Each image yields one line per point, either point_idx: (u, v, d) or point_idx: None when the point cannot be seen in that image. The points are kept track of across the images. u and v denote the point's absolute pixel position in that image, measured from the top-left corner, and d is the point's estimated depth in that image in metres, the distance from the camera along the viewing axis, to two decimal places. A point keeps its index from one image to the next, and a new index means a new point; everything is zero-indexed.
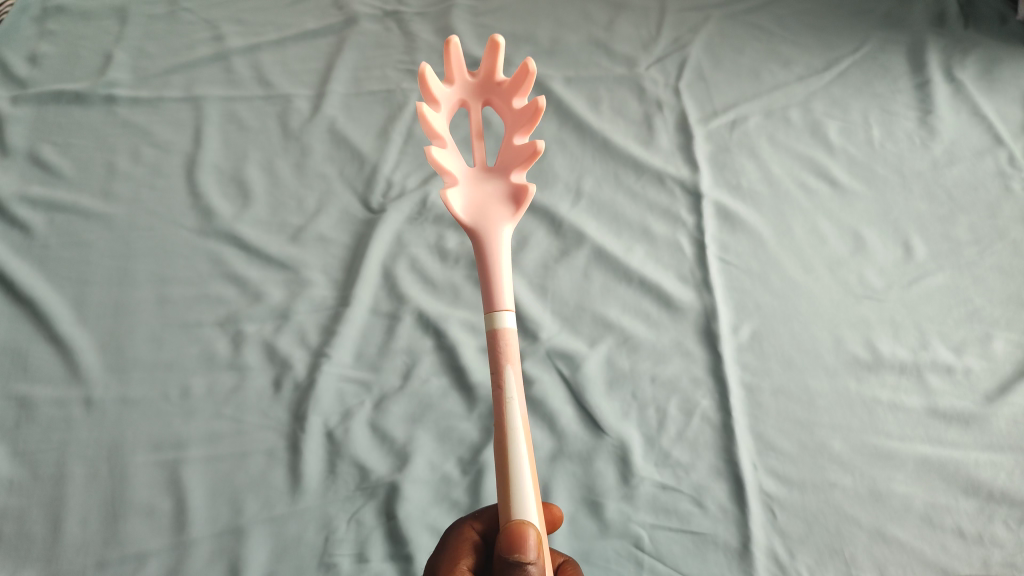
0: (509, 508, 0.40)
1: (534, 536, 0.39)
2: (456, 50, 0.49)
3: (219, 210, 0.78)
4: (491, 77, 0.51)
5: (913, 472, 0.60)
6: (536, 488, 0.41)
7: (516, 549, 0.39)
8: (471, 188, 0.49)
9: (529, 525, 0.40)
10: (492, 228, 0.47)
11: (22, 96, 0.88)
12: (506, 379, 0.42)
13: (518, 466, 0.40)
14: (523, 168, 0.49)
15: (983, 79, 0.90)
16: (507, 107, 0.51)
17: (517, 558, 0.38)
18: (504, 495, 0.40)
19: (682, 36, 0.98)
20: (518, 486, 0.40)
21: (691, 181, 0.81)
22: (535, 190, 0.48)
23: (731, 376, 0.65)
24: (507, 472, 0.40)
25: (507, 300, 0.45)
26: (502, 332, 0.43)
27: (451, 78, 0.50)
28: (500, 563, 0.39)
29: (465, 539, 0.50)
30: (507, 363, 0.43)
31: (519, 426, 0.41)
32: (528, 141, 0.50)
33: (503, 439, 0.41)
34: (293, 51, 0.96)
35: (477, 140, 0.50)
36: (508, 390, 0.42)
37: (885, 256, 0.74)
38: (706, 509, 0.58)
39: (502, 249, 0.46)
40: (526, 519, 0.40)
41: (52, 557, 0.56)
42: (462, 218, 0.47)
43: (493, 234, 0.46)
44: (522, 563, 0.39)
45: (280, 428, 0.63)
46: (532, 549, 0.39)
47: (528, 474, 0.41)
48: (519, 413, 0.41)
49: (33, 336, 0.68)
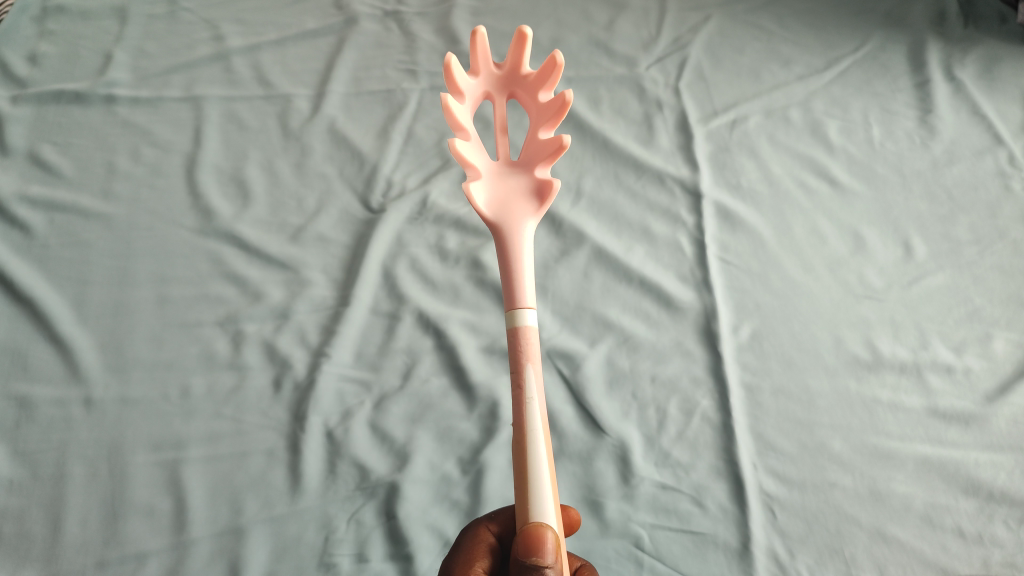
0: (527, 509, 0.40)
1: (552, 539, 0.39)
2: (483, 40, 0.49)
3: (219, 209, 0.78)
4: (518, 68, 0.51)
5: (913, 472, 0.60)
6: (554, 490, 0.41)
7: (534, 553, 0.39)
8: (494, 182, 0.49)
9: (547, 528, 0.40)
10: (515, 224, 0.47)
11: (22, 96, 0.88)
12: (525, 378, 0.42)
13: (537, 469, 0.40)
14: (547, 162, 0.49)
15: (983, 79, 0.90)
16: (532, 100, 0.51)
17: (534, 561, 0.39)
18: (522, 497, 0.40)
19: (682, 35, 0.98)
20: (536, 489, 0.40)
21: (691, 181, 0.81)
22: (559, 186, 0.48)
23: (731, 375, 0.65)
24: (525, 473, 0.41)
25: (528, 298, 0.44)
26: (523, 331, 0.43)
27: (476, 69, 0.50)
28: (517, 567, 0.39)
29: (481, 542, 0.50)
30: (528, 362, 0.42)
31: (539, 428, 0.41)
32: (552, 135, 0.50)
33: (523, 441, 0.41)
34: (292, 51, 0.96)
35: (501, 133, 0.50)
36: (528, 390, 0.42)
37: (885, 256, 0.74)
38: (706, 509, 0.58)
39: (524, 246, 0.46)
40: (544, 522, 0.40)
41: (52, 557, 0.56)
42: (484, 212, 0.47)
43: (516, 231, 0.47)
44: (539, 567, 0.39)
45: (280, 428, 0.63)
46: (549, 553, 0.39)
47: (547, 476, 0.41)
48: (538, 412, 0.41)
49: (32, 336, 0.68)
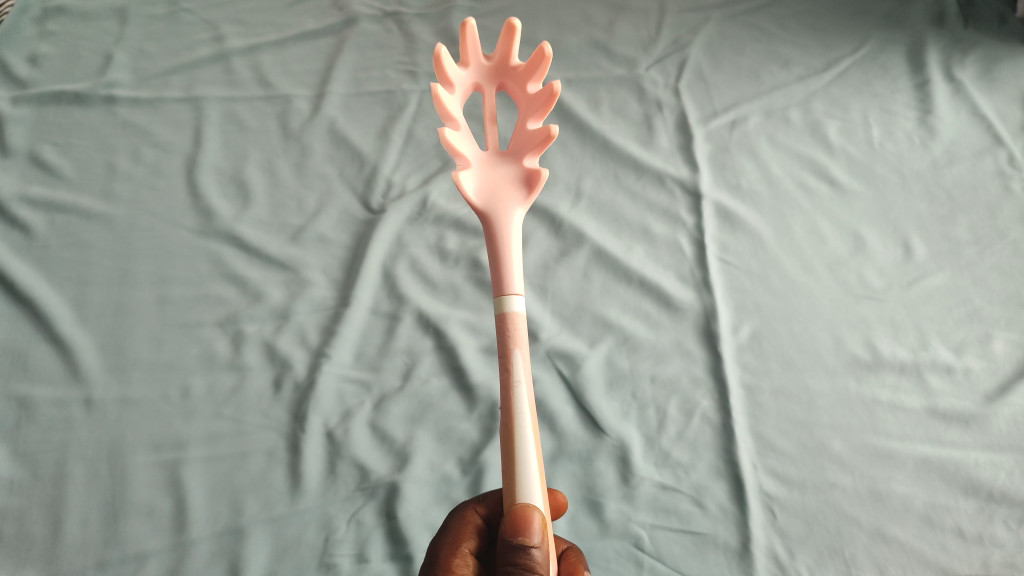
0: (514, 491, 0.41)
1: (539, 520, 0.40)
2: (472, 33, 0.49)
3: (220, 210, 0.78)
4: (506, 62, 0.51)
5: (913, 471, 0.60)
6: (541, 472, 0.41)
7: (521, 533, 0.40)
8: (483, 171, 0.50)
9: (534, 509, 0.40)
10: (504, 213, 0.47)
11: (22, 96, 0.88)
12: (513, 362, 0.42)
13: (524, 450, 0.41)
14: (536, 152, 0.49)
15: (982, 79, 0.90)
16: (521, 91, 0.51)
17: (521, 541, 0.40)
18: (509, 479, 0.41)
19: (682, 36, 0.98)
20: (523, 471, 0.41)
21: (690, 182, 0.81)
22: (548, 175, 0.48)
23: (731, 375, 0.65)
24: (512, 454, 0.41)
25: (517, 285, 0.45)
26: (512, 316, 0.44)
27: (467, 61, 0.50)
28: (503, 547, 0.40)
29: (468, 523, 0.50)
30: (515, 347, 0.43)
31: (526, 411, 0.42)
32: (542, 126, 0.50)
33: (510, 424, 0.41)
34: (293, 52, 0.96)
35: (491, 123, 0.50)
36: (515, 374, 0.42)
37: (885, 256, 0.74)
38: (706, 509, 0.58)
39: (513, 235, 0.47)
40: (531, 503, 0.40)
41: (53, 558, 0.56)
42: (474, 200, 0.48)
43: (505, 219, 0.47)
44: (526, 546, 0.40)
45: (280, 428, 0.63)
46: (536, 533, 0.40)
47: (534, 458, 0.41)
48: (526, 398, 0.42)
49: (33, 336, 0.68)
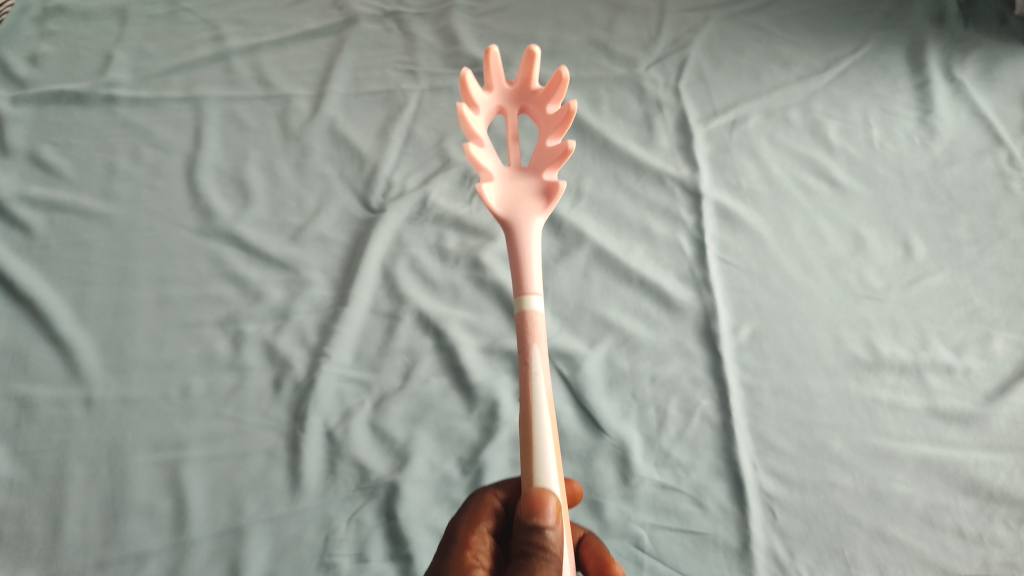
0: (532, 476, 0.41)
1: (553, 502, 0.40)
2: (495, 60, 0.52)
3: (220, 210, 0.78)
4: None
5: (913, 471, 0.60)
6: (559, 459, 0.42)
7: (535, 514, 0.39)
8: (505, 185, 0.52)
9: (549, 491, 0.40)
10: (524, 221, 0.49)
11: (22, 96, 0.88)
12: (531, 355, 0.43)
13: (542, 438, 0.41)
14: (555, 167, 0.51)
15: (982, 79, 0.90)
16: (541, 112, 0.53)
17: (535, 522, 0.39)
18: (528, 465, 0.41)
19: (682, 36, 0.98)
20: (541, 457, 0.41)
21: (691, 181, 0.81)
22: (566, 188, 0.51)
23: (731, 375, 0.65)
24: (531, 440, 0.42)
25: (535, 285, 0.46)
26: (529, 314, 0.45)
27: (491, 86, 0.53)
28: (519, 528, 0.40)
29: (486, 505, 0.51)
30: (533, 341, 0.44)
31: (545, 399, 0.42)
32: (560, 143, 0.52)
33: (529, 412, 0.42)
34: (293, 51, 0.96)
35: (513, 140, 0.52)
36: (534, 366, 0.43)
37: (885, 256, 0.74)
38: (706, 509, 0.58)
39: (533, 242, 0.48)
40: (547, 486, 0.40)
41: (52, 557, 0.56)
42: (495, 210, 0.50)
43: (525, 226, 0.49)
44: (540, 527, 0.40)
45: (280, 427, 0.63)
46: (550, 514, 0.40)
47: (552, 445, 0.42)
48: (544, 388, 0.42)
49: (33, 336, 0.68)
